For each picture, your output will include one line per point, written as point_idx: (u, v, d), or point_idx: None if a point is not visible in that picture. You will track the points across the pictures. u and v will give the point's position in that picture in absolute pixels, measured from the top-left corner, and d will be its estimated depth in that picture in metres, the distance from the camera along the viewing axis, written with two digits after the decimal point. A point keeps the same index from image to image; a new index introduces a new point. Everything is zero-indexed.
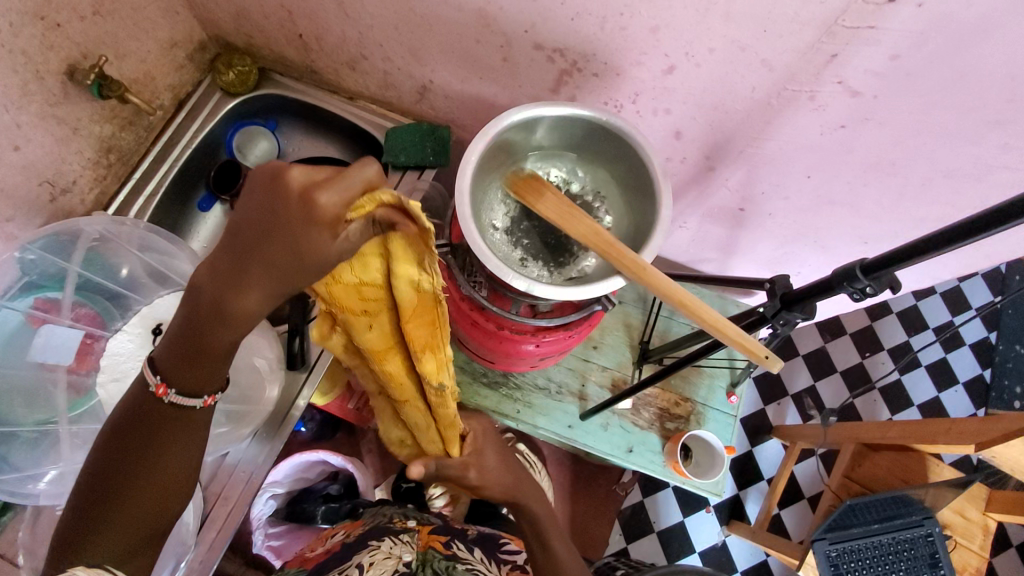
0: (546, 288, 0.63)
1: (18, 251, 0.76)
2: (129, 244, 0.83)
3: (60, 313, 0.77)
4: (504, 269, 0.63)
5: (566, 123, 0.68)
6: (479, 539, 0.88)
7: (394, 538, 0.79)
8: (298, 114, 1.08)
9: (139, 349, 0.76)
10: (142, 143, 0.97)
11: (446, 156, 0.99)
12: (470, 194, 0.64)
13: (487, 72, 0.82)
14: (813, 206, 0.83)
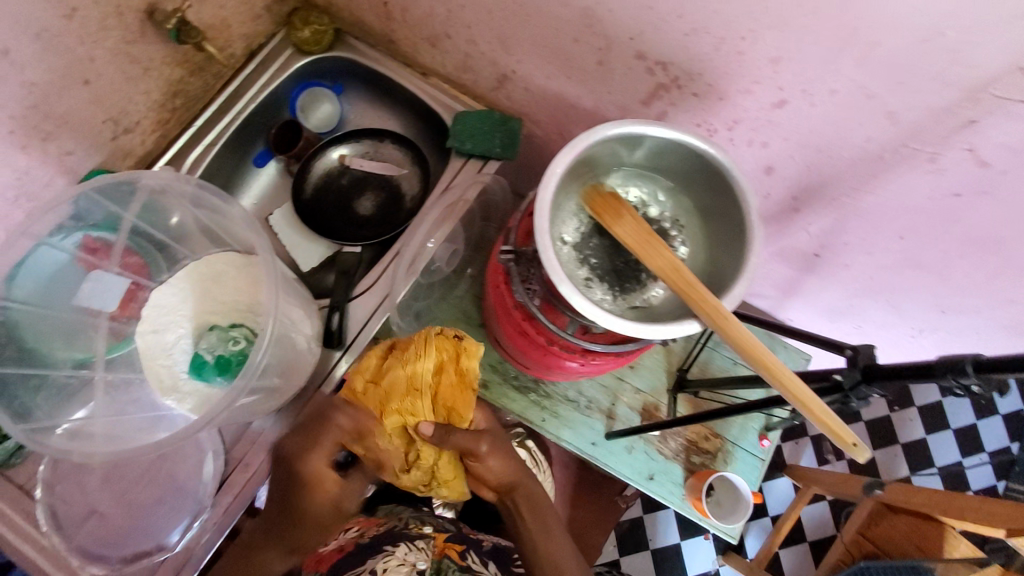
0: (612, 319, 0.59)
1: (73, 199, 0.70)
2: (184, 200, 0.78)
3: (108, 258, 0.78)
4: (571, 290, 0.59)
5: (660, 145, 0.64)
6: (493, 551, 0.86)
7: (410, 544, 0.80)
8: (367, 81, 1.05)
9: (182, 305, 0.79)
10: (208, 90, 0.95)
11: (514, 149, 0.95)
12: (550, 207, 0.60)
13: (578, 73, 0.77)
14: (895, 267, 0.79)
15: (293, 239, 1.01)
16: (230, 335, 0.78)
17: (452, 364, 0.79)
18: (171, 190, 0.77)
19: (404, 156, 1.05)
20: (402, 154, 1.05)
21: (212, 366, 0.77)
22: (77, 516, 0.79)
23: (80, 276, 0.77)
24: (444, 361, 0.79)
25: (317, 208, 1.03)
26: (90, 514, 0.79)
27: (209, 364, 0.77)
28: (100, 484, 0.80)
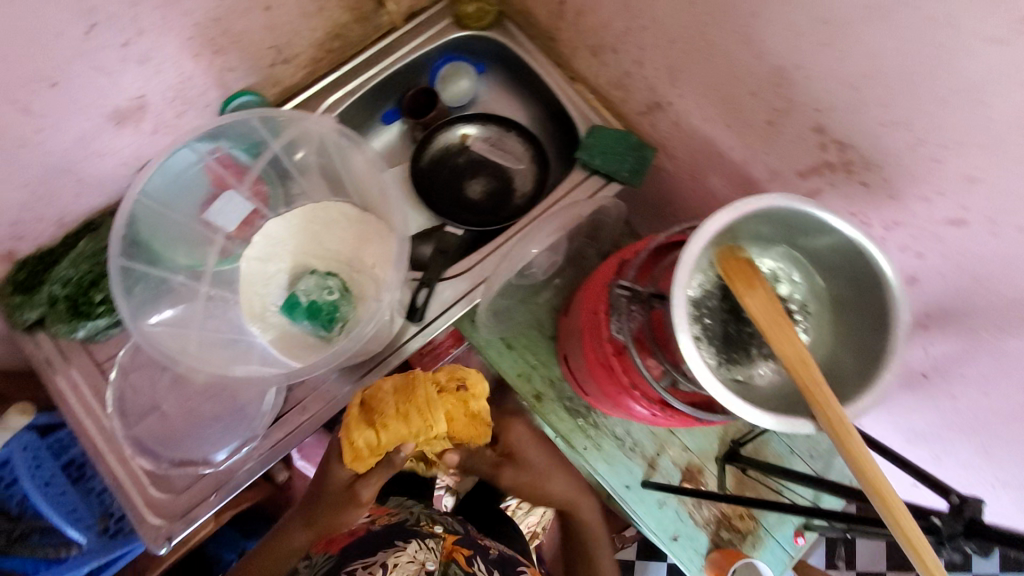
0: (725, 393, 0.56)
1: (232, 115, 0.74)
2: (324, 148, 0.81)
3: (240, 180, 0.81)
4: (693, 352, 0.56)
5: (821, 227, 0.60)
6: (498, 561, 0.85)
7: (420, 542, 0.79)
8: (511, 68, 1.04)
9: (289, 241, 0.82)
10: (363, 39, 0.96)
11: (640, 178, 0.93)
12: (692, 263, 0.57)
13: (740, 126, 0.75)
14: (1009, 415, 0.74)
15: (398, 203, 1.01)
16: (325, 282, 0.80)
17: (459, 399, 0.76)
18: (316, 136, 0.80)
19: (525, 152, 1.04)
20: (524, 149, 1.04)
21: (303, 309, 0.79)
22: (143, 408, 0.81)
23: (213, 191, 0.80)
24: (444, 393, 0.75)
25: (428, 179, 1.03)
26: (153, 409, 0.82)
27: (302, 305, 0.79)
28: (170, 385, 0.83)
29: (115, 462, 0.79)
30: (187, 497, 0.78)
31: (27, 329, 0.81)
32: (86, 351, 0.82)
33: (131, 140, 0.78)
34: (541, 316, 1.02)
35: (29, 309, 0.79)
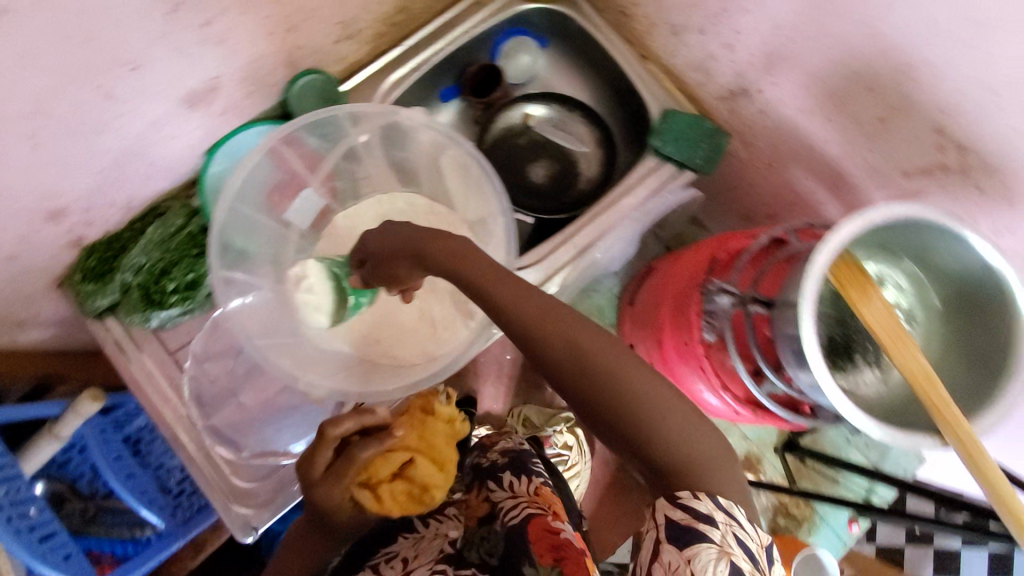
0: (844, 402, 0.55)
1: (336, 109, 0.70)
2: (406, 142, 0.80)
3: (314, 173, 0.79)
4: (814, 361, 0.55)
5: (940, 234, 0.58)
6: (505, 462, 0.67)
7: (437, 517, 0.63)
8: (576, 45, 1.00)
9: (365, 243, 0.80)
10: (428, 11, 0.92)
11: (713, 166, 0.90)
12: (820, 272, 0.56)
13: (842, 120, 0.71)
14: None
15: None
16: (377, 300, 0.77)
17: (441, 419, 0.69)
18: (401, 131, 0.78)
19: (587, 134, 1.01)
20: (586, 130, 1.01)
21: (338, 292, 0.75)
22: (219, 397, 0.81)
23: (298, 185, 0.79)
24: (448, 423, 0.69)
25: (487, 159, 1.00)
26: (230, 398, 0.81)
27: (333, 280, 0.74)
28: (246, 376, 0.82)
29: (194, 452, 0.79)
30: (273, 482, 0.80)
31: (98, 316, 0.81)
32: (158, 340, 0.82)
33: (199, 124, 0.75)
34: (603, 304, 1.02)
35: (99, 297, 0.78)
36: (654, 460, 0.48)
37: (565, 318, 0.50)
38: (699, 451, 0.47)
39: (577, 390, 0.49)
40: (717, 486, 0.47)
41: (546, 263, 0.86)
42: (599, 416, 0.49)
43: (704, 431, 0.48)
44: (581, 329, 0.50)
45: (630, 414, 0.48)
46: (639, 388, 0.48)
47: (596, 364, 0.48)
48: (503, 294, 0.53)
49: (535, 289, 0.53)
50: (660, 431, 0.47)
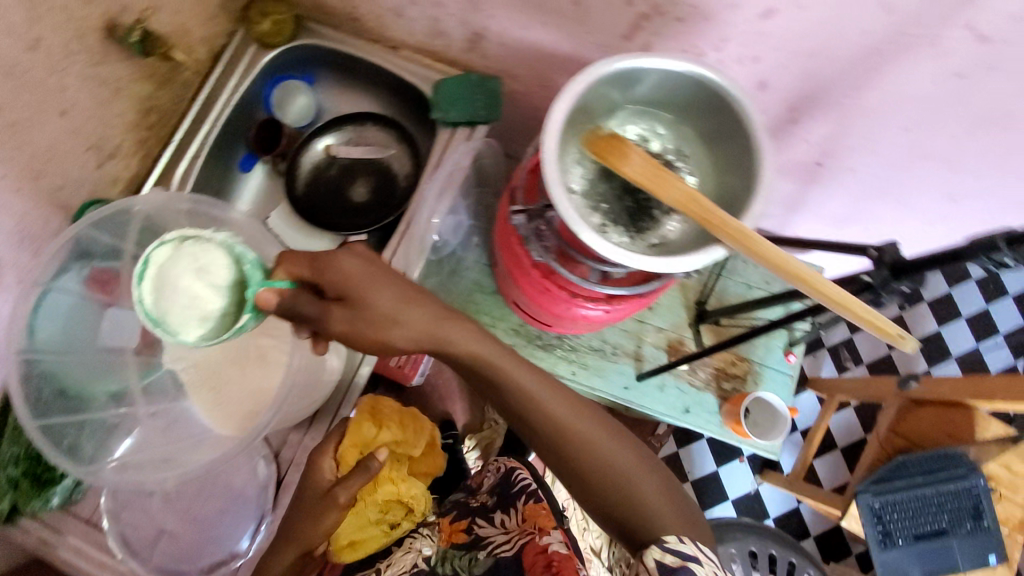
0: (632, 257, 0.58)
1: (72, 232, 0.70)
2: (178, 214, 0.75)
3: (117, 290, 0.76)
4: (592, 238, 0.58)
5: (651, 75, 0.63)
6: (497, 500, 0.84)
7: (415, 533, 0.84)
8: (337, 67, 1.04)
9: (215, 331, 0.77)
10: (180, 102, 0.95)
11: (499, 110, 0.95)
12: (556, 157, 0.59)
13: (553, 18, 0.76)
14: (905, 162, 0.77)
15: (298, 240, 1.02)
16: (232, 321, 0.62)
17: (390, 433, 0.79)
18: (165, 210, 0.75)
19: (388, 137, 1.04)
20: (385, 133, 1.04)
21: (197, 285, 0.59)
22: (148, 538, 0.81)
23: (99, 315, 0.76)
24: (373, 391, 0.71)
25: (312, 204, 1.01)
26: (160, 534, 0.82)
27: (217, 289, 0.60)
28: (167, 505, 0.83)
29: None
30: None
31: (14, 519, 0.79)
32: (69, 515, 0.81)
33: None
34: (479, 278, 1.04)
35: None
36: (633, 517, 0.59)
37: (549, 389, 0.66)
38: (675, 508, 0.60)
39: (540, 442, 0.66)
40: (689, 528, 0.59)
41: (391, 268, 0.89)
42: (593, 485, 0.62)
43: (658, 479, 0.62)
44: (539, 386, 0.65)
45: (618, 476, 0.62)
46: (596, 437, 0.63)
47: (580, 442, 0.63)
48: (423, 328, 0.65)
49: (509, 349, 0.67)
50: (630, 478, 0.61)
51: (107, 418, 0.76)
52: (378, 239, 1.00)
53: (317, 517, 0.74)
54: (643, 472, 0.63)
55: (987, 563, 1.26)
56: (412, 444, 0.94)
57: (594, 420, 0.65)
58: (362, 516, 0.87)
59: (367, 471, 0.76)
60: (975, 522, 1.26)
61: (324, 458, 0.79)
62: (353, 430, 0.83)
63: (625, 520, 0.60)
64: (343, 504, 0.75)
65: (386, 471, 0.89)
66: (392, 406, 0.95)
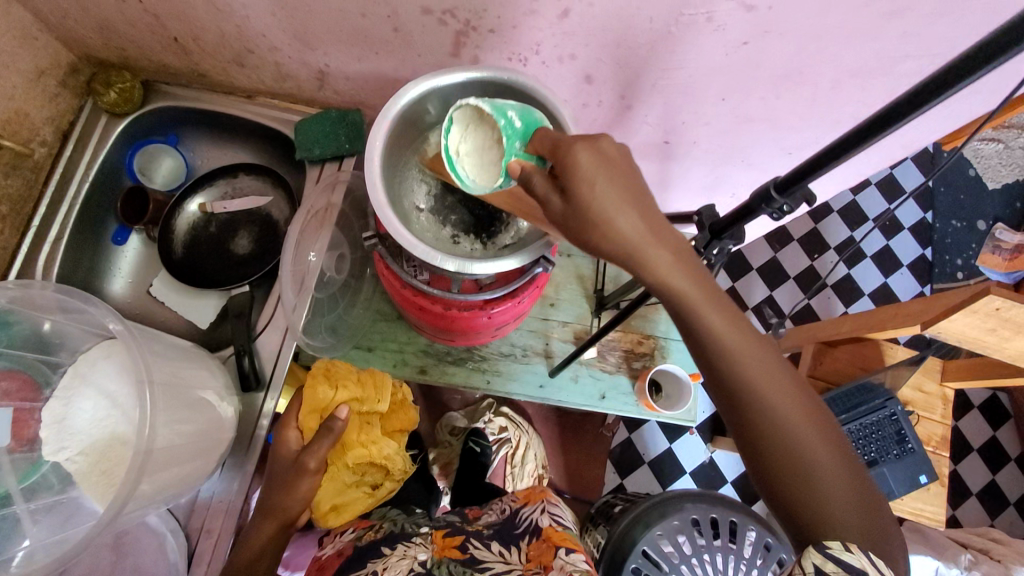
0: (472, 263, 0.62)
1: None
2: (46, 309, 0.76)
3: None
4: (430, 254, 0.62)
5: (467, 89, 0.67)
6: (494, 533, 0.85)
7: (408, 541, 0.81)
8: (199, 125, 1.03)
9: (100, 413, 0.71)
10: (33, 187, 0.92)
11: (363, 141, 0.97)
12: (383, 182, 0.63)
13: (382, 46, 0.78)
14: (734, 127, 0.82)
15: (181, 302, 1.01)
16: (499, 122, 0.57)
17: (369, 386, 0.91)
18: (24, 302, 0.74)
19: (263, 185, 1.05)
20: (260, 181, 1.05)
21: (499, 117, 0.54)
22: None
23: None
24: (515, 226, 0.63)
25: (193, 262, 1.03)
26: None
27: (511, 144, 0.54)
28: None
29: None
30: None
31: None
32: None
33: None
34: (379, 306, 1.03)
35: None
36: (800, 498, 0.48)
37: (725, 311, 0.48)
38: (853, 490, 0.47)
39: (766, 420, 0.49)
40: (867, 542, 0.46)
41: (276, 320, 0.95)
42: (754, 448, 0.49)
43: (837, 459, 0.48)
44: (726, 311, 0.48)
45: (784, 438, 0.48)
46: (773, 403, 0.48)
47: (789, 408, 0.48)
48: (667, 250, 0.47)
49: (702, 270, 0.48)
50: (798, 445, 0.47)
51: None
52: (264, 288, 1.00)
53: (292, 486, 0.85)
54: (820, 454, 0.48)
55: (921, 483, 1.30)
56: (376, 401, 0.90)
57: (747, 333, 0.48)
58: (338, 482, 0.90)
59: (329, 432, 0.84)
60: (900, 447, 1.30)
61: (289, 432, 0.88)
62: (310, 395, 0.86)
63: (794, 504, 0.48)
64: (313, 468, 0.85)
65: (354, 435, 0.89)
66: (349, 367, 0.92)
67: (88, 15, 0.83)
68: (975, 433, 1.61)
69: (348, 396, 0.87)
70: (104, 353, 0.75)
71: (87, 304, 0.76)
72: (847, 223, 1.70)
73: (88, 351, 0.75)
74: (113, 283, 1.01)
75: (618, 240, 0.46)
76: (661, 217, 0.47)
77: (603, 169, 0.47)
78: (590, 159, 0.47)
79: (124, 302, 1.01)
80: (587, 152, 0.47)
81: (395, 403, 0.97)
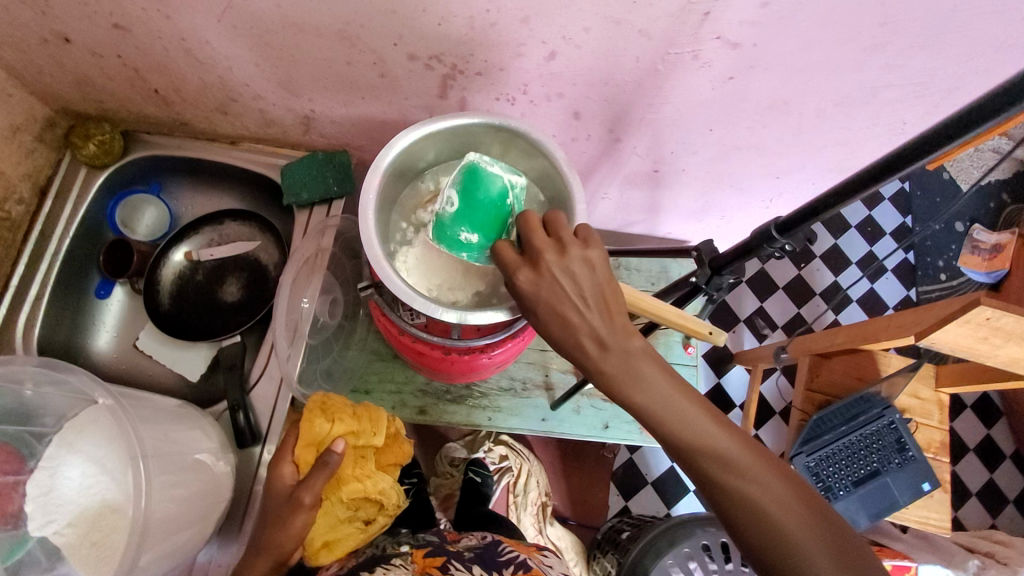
0: (478, 314, 0.61)
1: None
2: (19, 381, 0.72)
3: None
4: (430, 305, 0.61)
5: (457, 133, 0.67)
6: (475, 556, 0.83)
7: (387, 565, 0.78)
8: (183, 173, 1.02)
9: (90, 481, 0.68)
10: (11, 246, 0.90)
11: (351, 182, 0.95)
12: (378, 232, 0.62)
13: (368, 90, 0.77)
14: (722, 155, 0.83)
15: (170, 355, 0.98)
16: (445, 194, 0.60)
17: (366, 420, 0.86)
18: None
19: (250, 229, 1.03)
20: (246, 227, 1.03)
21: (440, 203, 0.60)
22: None
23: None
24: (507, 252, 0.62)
25: (182, 312, 1.00)
26: None
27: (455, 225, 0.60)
28: None
29: None
30: None
31: None
32: None
33: None
34: (374, 345, 1.00)
35: None
36: (772, 562, 0.46)
37: (677, 401, 0.48)
38: (829, 546, 0.45)
39: (728, 494, 0.47)
40: None
41: (271, 371, 0.94)
42: (721, 511, 0.48)
43: (815, 527, 0.46)
44: (685, 402, 0.48)
45: (744, 505, 0.46)
46: (733, 473, 0.47)
47: (750, 479, 0.47)
48: (619, 354, 0.48)
49: (661, 363, 0.49)
50: (755, 506, 0.46)
51: None
52: (256, 336, 0.98)
53: (284, 523, 0.78)
54: (791, 519, 0.46)
55: (925, 492, 1.29)
56: (372, 435, 0.85)
57: (705, 417, 0.48)
58: (331, 517, 0.85)
59: (325, 467, 0.79)
60: (902, 456, 1.30)
61: (284, 464, 0.83)
62: (306, 428, 0.82)
63: (770, 565, 0.46)
64: (308, 504, 0.79)
65: (349, 470, 0.84)
66: (345, 399, 0.88)
67: (64, 70, 0.82)
68: (971, 433, 1.62)
69: (346, 428, 0.83)
70: (89, 419, 0.72)
71: (71, 373, 0.75)
72: (832, 231, 1.72)
73: (73, 417, 0.71)
74: (97, 339, 0.98)
75: (576, 351, 0.49)
76: (622, 318, 0.48)
77: (552, 289, 0.48)
78: (532, 279, 0.49)
79: (109, 358, 0.98)
80: (532, 276, 0.49)
81: (390, 436, 0.91)
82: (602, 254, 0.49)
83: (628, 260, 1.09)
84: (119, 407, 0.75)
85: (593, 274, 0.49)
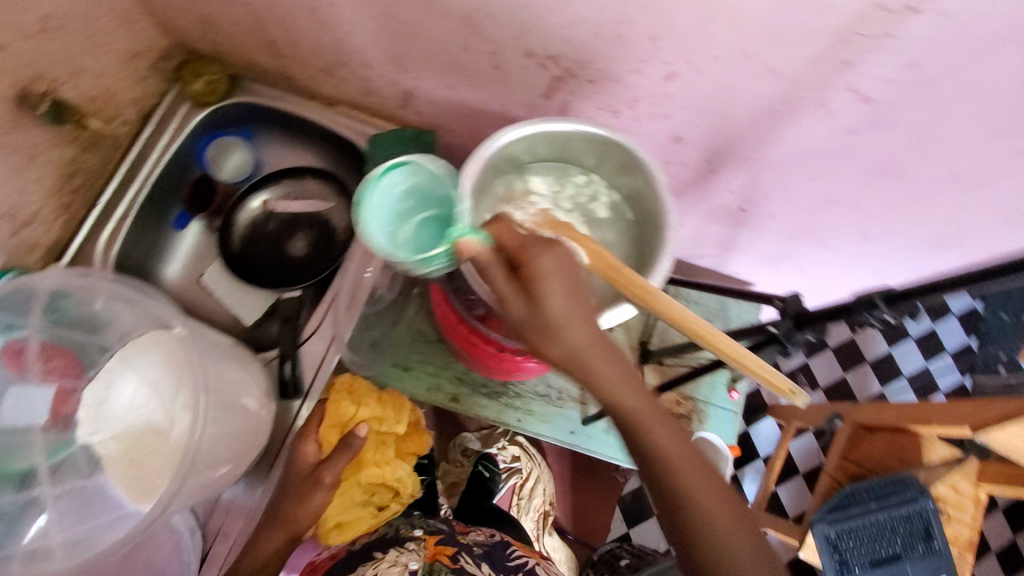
0: None
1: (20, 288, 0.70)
2: (95, 295, 0.75)
3: (26, 369, 0.72)
4: None
5: (560, 138, 0.67)
6: (485, 553, 0.82)
7: (400, 548, 0.79)
8: (276, 124, 1.04)
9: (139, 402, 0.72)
10: (107, 165, 0.95)
11: (434, 162, 0.96)
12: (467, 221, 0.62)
13: (476, 78, 0.78)
14: (817, 207, 0.80)
15: (233, 296, 1.02)
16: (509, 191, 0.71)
17: (388, 407, 0.90)
18: (78, 288, 0.74)
19: (328, 190, 1.05)
20: (324, 187, 1.05)
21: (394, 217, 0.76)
22: None
23: (1, 392, 0.71)
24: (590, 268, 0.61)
25: (249, 256, 1.03)
26: None
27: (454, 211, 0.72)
28: None
29: None
30: None
31: None
32: None
33: None
34: (422, 326, 1.01)
35: None
36: None
37: (664, 421, 0.53)
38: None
39: (697, 530, 0.51)
40: None
41: (324, 330, 0.96)
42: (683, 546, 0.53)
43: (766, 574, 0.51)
44: (669, 428, 0.53)
45: (708, 544, 0.51)
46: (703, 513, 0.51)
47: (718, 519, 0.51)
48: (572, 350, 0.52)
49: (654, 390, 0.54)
50: (717, 545, 0.51)
51: (17, 499, 0.72)
52: (314, 294, 1.00)
53: (305, 497, 0.81)
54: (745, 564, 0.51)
55: None
56: (395, 422, 0.89)
57: (686, 450, 0.53)
58: (347, 498, 0.87)
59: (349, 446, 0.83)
60: (926, 544, 1.21)
61: (306, 441, 0.85)
62: (332, 409, 0.86)
63: None
64: (328, 484, 0.82)
65: (370, 453, 0.88)
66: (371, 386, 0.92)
67: (191, 8, 0.85)
68: (1004, 540, 1.54)
69: (370, 413, 0.87)
70: (151, 342, 0.74)
71: (147, 296, 0.76)
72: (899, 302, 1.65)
73: (139, 337, 0.74)
74: (168, 266, 1.02)
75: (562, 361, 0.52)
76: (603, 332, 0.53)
77: (545, 281, 0.51)
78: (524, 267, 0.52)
79: (174, 286, 1.02)
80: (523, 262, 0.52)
81: (411, 427, 0.94)
82: (568, 254, 0.52)
83: (688, 292, 1.07)
84: (192, 340, 0.75)
85: (573, 275, 0.52)
